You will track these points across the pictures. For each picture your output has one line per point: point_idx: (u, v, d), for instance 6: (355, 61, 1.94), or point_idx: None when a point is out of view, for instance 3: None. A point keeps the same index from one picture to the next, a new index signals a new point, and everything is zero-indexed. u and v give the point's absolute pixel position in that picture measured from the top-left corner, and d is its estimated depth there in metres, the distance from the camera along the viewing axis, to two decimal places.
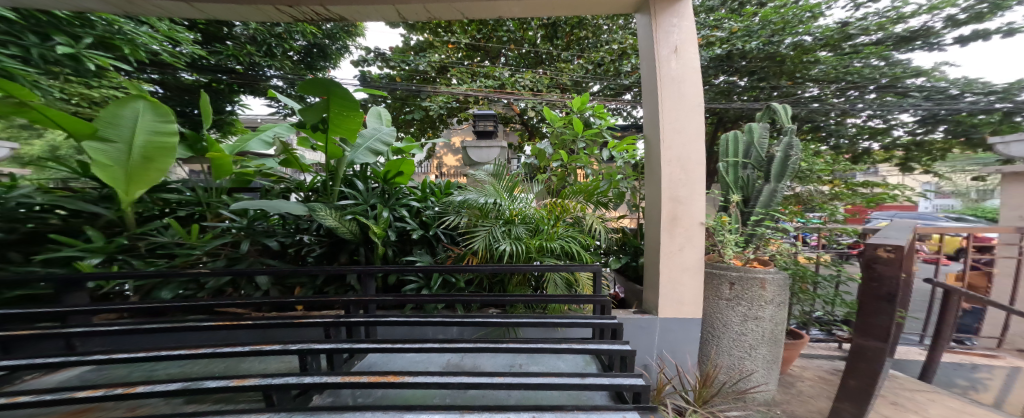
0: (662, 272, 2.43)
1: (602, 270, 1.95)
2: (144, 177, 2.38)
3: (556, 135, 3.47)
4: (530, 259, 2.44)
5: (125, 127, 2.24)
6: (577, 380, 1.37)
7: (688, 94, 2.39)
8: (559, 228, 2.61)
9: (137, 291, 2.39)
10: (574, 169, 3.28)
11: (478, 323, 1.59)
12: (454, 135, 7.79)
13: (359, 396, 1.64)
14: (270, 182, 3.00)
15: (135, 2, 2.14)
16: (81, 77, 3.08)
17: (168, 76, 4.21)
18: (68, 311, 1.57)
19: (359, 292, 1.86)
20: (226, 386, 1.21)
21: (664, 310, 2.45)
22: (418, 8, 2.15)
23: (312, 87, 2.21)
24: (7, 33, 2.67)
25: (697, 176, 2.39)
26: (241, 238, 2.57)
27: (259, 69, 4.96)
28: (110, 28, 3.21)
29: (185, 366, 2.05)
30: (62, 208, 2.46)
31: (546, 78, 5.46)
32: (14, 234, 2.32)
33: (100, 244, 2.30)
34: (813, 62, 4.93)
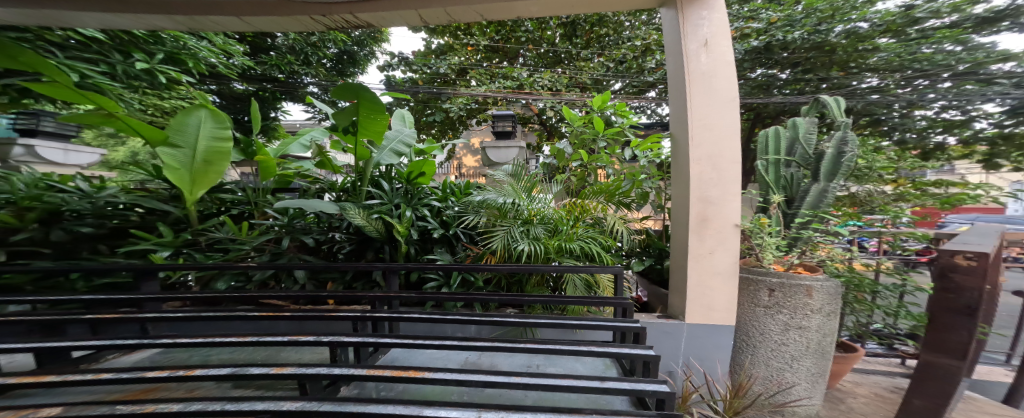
0: (690, 275, 2.33)
1: (624, 272, 1.90)
2: (205, 179, 2.60)
3: (575, 134, 3.42)
4: (549, 259, 2.44)
5: (191, 134, 2.48)
6: (596, 384, 1.34)
7: (721, 89, 2.28)
8: (579, 228, 2.59)
9: (198, 282, 2.63)
10: (594, 169, 3.21)
11: (496, 323, 1.59)
12: (474, 135, 7.82)
13: (383, 389, 1.74)
14: (307, 182, 3.19)
15: (196, 18, 2.35)
16: (156, 89, 3.51)
17: (223, 86, 4.64)
18: (142, 298, 1.76)
19: (384, 289, 1.93)
20: (268, 373, 1.30)
21: (692, 316, 2.35)
22: (439, 11, 2.20)
23: (343, 91, 2.33)
24: (98, 52, 3.03)
25: (730, 175, 2.26)
26: (282, 235, 2.75)
27: (298, 78, 5.30)
28: (177, 44, 3.48)
29: (234, 352, 2.23)
30: (140, 206, 2.77)
31: (565, 78, 5.40)
32: (103, 229, 2.64)
33: (170, 238, 2.56)
34: (871, 50, 4.49)
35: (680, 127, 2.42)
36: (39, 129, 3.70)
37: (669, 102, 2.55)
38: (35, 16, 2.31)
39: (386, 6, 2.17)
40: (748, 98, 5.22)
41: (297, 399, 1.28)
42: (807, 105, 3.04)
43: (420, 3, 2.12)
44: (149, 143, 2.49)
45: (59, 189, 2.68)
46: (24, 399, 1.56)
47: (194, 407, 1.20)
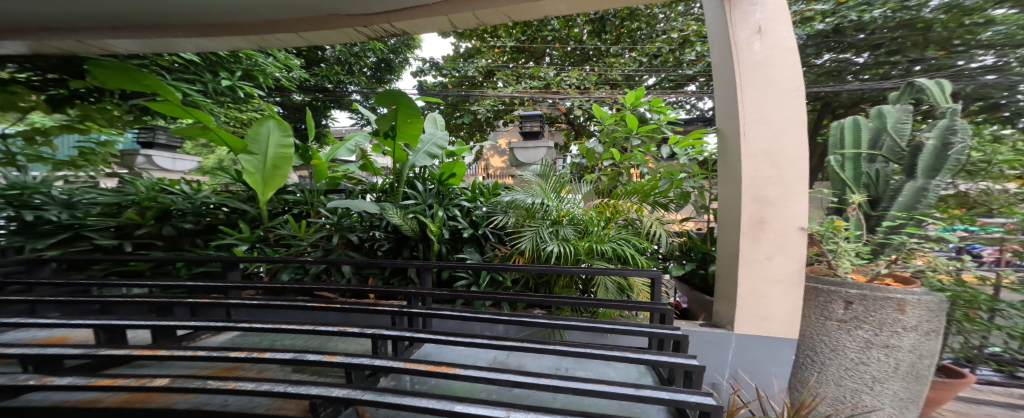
0: (742, 282, 2.15)
1: (662, 276, 1.81)
2: (273, 181, 2.88)
3: (606, 132, 3.31)
4: (579, 261, 2.41)
5: (263, 142, 2.78)
6: (632, 391, 1.29)
7: (780, 78, 2.09)
8: (610, 230, 2.53)
9: (268, 273, 2.94)
10: (628, 167, 3.10)
11: (525, 323, 1.58)
12: (501, 137, 7.85)
13: (416, 382, 1.81)
14: (352, 184, 3.42)
15: (264, 37, 2.61)
16: (236, 103, 3.97)
17: (286, 97, 5.15)
18: (226, 286, 2.00)
19: (419, 286, 2.00)
20: (320, 360, 1.41)
21: (742, 326, 2.17)
22: (468, 15, 2.24)
23: (383, 97, 2.54)
24: (194, 73, 3.51)
25: (793, 173, 2.06)
26: (332, 232, 2.96)
27: (344, 87, 5.71)
28: (250, 62, 3.87)
29: (293, 339, 2.44)
30: (226, 206, 3.14)
31: (594, 75, 5.24)
32: (199, 225, 3.05)
33: (247, 234, 2.89)
34: (984, 24, 3.62)
35: (731, 122, 2.25)
36: (153, 142, 4.77)
37: (717, 95, 2.39)
38: (149, 44, 2.70)
39: (419, 13, 2.24)
40: (814, 86, 4.48)
41: (343, 386, 1.37)
42: (899, 90, 2.71)
43: (451, 8, 2.18)
44: (229, 150, 2.81)
45: (168, 191, 3.16)
46: (141, 369, 1.84)
47: (263, 386, 1.30)
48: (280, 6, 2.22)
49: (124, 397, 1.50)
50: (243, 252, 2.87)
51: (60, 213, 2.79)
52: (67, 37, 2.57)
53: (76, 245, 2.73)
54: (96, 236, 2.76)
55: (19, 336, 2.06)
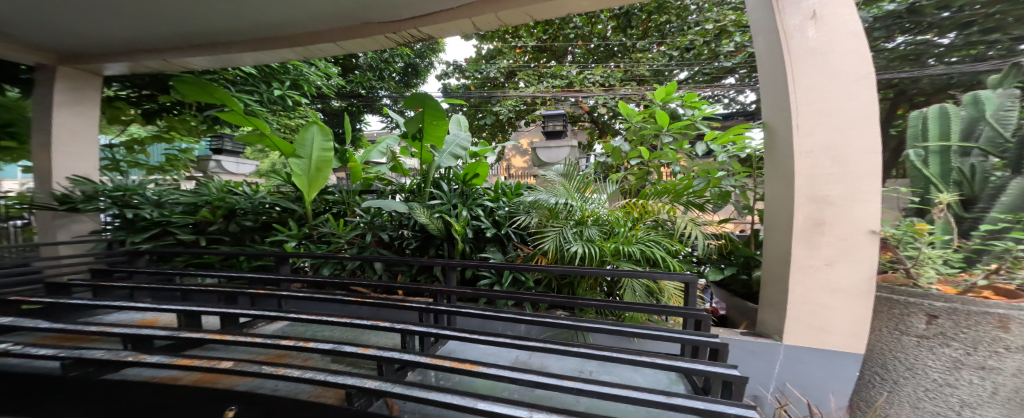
0: (796, 289, 1.97)
1: (697, 281, 1.73)
2: (317, 183, 3.05)
3: (634, 130, 3.20)
4: (604, 262, 2.37)
5: (308, 147, 2.96)
6: (662, 399, 1.23)
7: (840, 66, 1.91)
8: (638, 231, 2.46)
9: (313, 268, 3.14)
10: (657, 166, 2.98)
11: (549, 324, 1.56)
12: (522, 137, 7.82)
13: (441, 378, 1.85)
14: (382, 184, 3.56)
15: (308, 49, 2.76)
16: (284, 110, 4.28)
17: (325, 104, 5.48)
18: (277, 279, 2.15)
19: (444, 284, 2.04)
20: (355, 352, 1.48)
21: (793, 337, 2.00)
22: (490, 17, 2.25)
23: (411, 100, 2.62)
24: (252, 84, 3.83)
25: (859, 170, 1.87)
26: (366, 230, 3.09)
27: (375, 92, 5.99)
28: (296, 71, 4.14)
29: (332, 331, 2.57)
30: (278, 205, 3.36)
31: (619, 72, 5.09)
32: (256, 223, 3.32)
33: (295, 231, 3.12)
34: None
35: (779, 115, 2.10)
36: (221, 149, 5.31)
37: (762, 87, 2.23)
38: (218, 61, 2.99)
39: (444, 16, 2.30)
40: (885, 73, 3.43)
41: (375, 378, 1.42)
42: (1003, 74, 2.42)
43: (474, 10, 2.20)
44: (280, 154, 3.03)
45: (233, 192, 3.48)
46: (209, 351, 2.05)
47: (308, 373, 1.36)
48: (318, 16, 2.36)
49: (199, 377, 1.62)
50: (291, 248, 3.09)
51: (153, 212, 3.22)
52: (156, 57, 2.95)
53: (161, 239, 3.15)
54: (179, 232, 3.17)
55: (118, 317, 2.33)
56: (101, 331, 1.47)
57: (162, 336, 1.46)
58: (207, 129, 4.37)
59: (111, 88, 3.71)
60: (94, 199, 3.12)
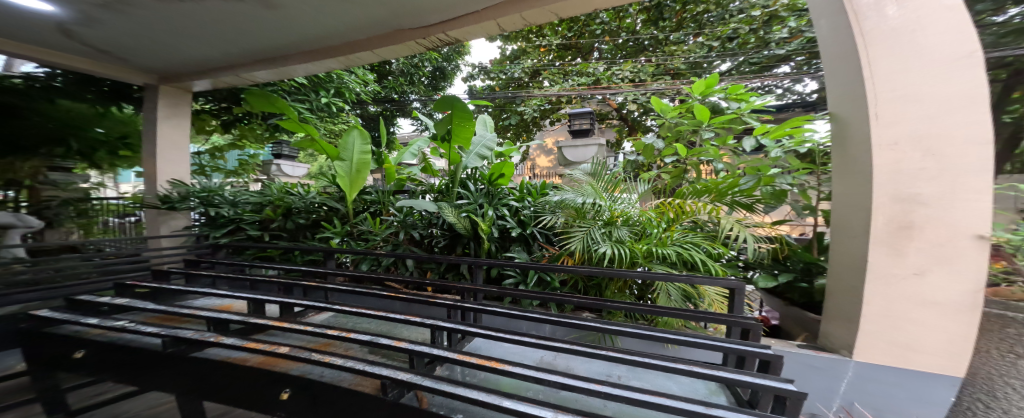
0: (871, 301, 1.72)
1: (744, 287, 1.62)
2: (355, 183, 3.20)
3: (668, 126, 3.05)
4: (635, 265, 2.31)
5: (351, 150, 3.13)
6: (701, 409, 1.15)
7: (931, 45, 1.63)
8: (673, 233, 2.38)
9: (353, 263, 3.32)
10: (696, 163, 2.87)
11: (577, 325, 1.51)
12: (547, 136, 7.75)
13: (467, 374, 1.88)
14: (414, 185, 3.68)
15: (348, 58, 2.91)
16: (328, 115, 4.55)
17: (363, 109, 5.77)
18: (322, 272, 2.29)
19: (471, 282, 2.06)
20: (389, 344, 1.53)
21: (864, 352, 1.75)
22: (515, 18, 2.25)
23: (441, 103, 2.74)
24: (302, 94, 4.13)
25: (962, 164, 1.56)
26: (399, 229, 3.21)
27: (405, 96, 6.20)
28: (338, 79, 4.39)
29: (370, 323, 2.70)
30: (325, 205, 3.58)
31: (650, 66, 4.88)
32: (307, 220, 3.59)
33: (338, 229, 3.32)
34: None
35: (851, 103, 1.83)
36: (280, 153, 5.88)
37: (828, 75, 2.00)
38: (278, 73, 3.25)
39: (471, 19, 2.32)
40: None
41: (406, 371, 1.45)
42: None
43: (499, 12, 2.22)
44: (326, 157, 3.25)
45: (289, 192, 3.80)
46: None
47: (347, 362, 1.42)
48: (355, 26, 2.47)
49: (263, 359, 1.70)
50: (337, 245, 3.27)
51: (229, 210, 3.65)
52: (231, 73, 3.28)
53: (234, 234, 3.55)
54: (248, 228, 3.56)
55: (206, 301, 2.58)
56: (191, 313, 1.64)
57: (237, 320, 1.58)
58: (267, 137, 4.77)
59: (200, 104, 4.20)
60: (187, 199, 3.63)
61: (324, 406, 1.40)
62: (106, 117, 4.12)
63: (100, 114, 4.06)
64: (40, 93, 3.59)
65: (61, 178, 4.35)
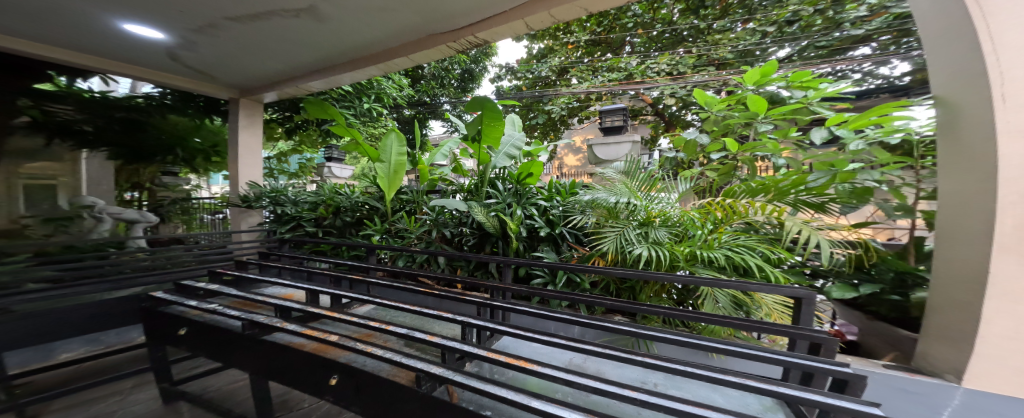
0: (989, 320, 1.54)
1: (816, 298, 1.35)
2: (393, 182, 3.28)
3: (714, 120, 2.95)
4: (676, 268, 2.26)
5: (390, 153, 3.25)
6: None
7: None
8: (722, 234, 2.30)
9: (391, 259, 3.44)
10: (750, 159, 2.79)
11: (607, 328, 1.44)
12: (576, 134, 7.63)
13: (496, 372, 1.88)
14: (444, 185, 3.76)
15: (386, 64, 2.99)
16: (369, 119, 4.74)
17: (398, 112, 5.96)
18: (363, 267, 2.38)
19: (500, 281, 2.06)
20: (422, 338, 1.55)
21: (980, 379, 1.58)
22: (543, 15, 2.22)
23: (472, 104, 2.78)
24: (349, 101, 4.35)
25: None
26: (432, 227, 3.26)
27: (436, 98, 6.33)
28: (376, 85, 4.56)
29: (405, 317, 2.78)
30: (367, 204, 3.76)
31: (690, 58, 4.58)
32: (352, 218, 3.79)
33: (379, 227, 3.47)
34: None
35: (963, 86, 1.64)
36: (329, 157, 6.27)
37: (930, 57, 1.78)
38: (329, 82, 3.42)
39: (499, 19, 2.32)
40: None
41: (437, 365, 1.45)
42: None
43: (526, 10, 2.20)
44: (368, 160, 3.40)
45: (338, 193, 4.05)
46: None
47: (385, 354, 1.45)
48: (391, 33, 2.56)
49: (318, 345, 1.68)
50: (377, 242, 3.43)
51: (290, 208, 3.97)
52: (289, 84, 3.51)
53: (296, 230, 3.95)
54: (306, 225, 3.86)
55: (274, 289, 2.65)
56: (263, 300, 1.76)
57: (297, 308, 1.68)
58: (321, 142, 5.10)
59: (270, 115, 4.57)
60: (260, 199, 3.95)
61: (364, 394, 1.45)
62: (201, 128, 4.53)
63: (197, 126, 4.48)
64: (156, 109, 4.14)
65: (170, 181, 4.65)
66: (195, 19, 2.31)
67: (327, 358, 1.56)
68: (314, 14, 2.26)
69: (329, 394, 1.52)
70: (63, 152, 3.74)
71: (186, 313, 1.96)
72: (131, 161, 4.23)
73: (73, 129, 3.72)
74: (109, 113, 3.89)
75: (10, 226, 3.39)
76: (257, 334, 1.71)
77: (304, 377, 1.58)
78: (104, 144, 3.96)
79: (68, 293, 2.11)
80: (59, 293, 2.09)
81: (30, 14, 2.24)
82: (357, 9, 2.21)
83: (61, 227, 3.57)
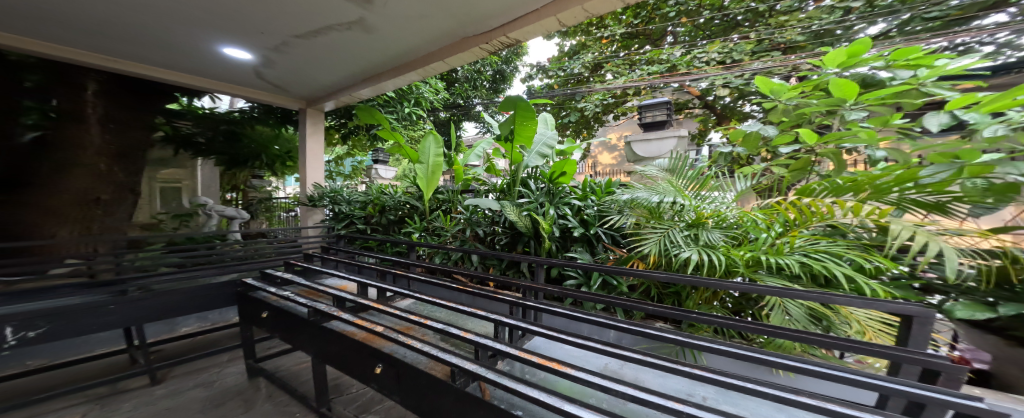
0: None
1: (933, 318, 1.09)
2: (429, 182, 3.36)
3: (782, 110, 2.59)
4: (733, 274, 2.16)
5: (428, 153, 3.33)
6: None
7: None
8: (796, 240, 2.08)
9: (429, 255, 3.56)
10: (835, 151, 2.29)
11: (647, 335, 1.36)
12: (611, 131, 7.43)
13: (528, 372, 1.87)
14: (477, 185, 3.79)
15: (424, 68, 3.03)
16: (409, 122, 4.89)
17: (434, 114, 6.14)
18: (404, 263, 2.45)
19: (532, 280, 2.05)
20: (456, 335, 1.57)
21: None
22: (577, 10, 2.17)
23: (503, 103, 2.76)
24: (395, 106, 4.53)
25: None
26: (466, 226, 3.30)
27: (469, 100, 6.47)
28: (416, 89, 4.71)
29: (441, 312, 2.84)
30: (408, 203, 3.93)
31: (747, 44, 4.23)
32: (395, 216, 3.98)
33: (418, 225, 3.61)
34: None
35: None
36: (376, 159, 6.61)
37: None
38: (376, 89, 3.54)
39: (530, 18, 2.30)
40: None
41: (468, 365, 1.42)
42: None
43: (560, 7, 2.16)
44: (408, 161, 3.53)
45: (385, 193, 4.25)
46: None
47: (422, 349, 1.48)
48: (430, 38, 2.62)
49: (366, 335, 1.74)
50: (416, 239, 3.56)
51: (344, 207, 4.23)
52: (342, 93, 3.68)
53: (349, 227, 4.22)
54: (358, 223, 4.10)
55: (333, 280, 2.83)
56: (322, 289, 1.87)
57: (350, 299, 1.77)
58: (370, 145, 5.43)
59: (329, 123, 4.78)
60: (321, 199, 4.14)
61: (404, 385, 1.50)
62: (279, 136, 4.75)
63: (275, 135, 4.72)
64: (246, 121, 4.47)
65: (257, 183, 5.29)
66: (273, 38, 2.54)
67: (373, 347, 1.63)
68: (362, 25, 2.36)
69: (374, 382, 1.58)
70: (185, 160, 4.43)
71: (268, 298, 2.13)
72: (228, 167, 4.76)
73: (190, 141, 4.27)
74: (214, 126, 4.39)
75: (150, 220, 4.17)
76: (319, 320, 1.82)
77: (353, 364, 1.67)
78: (213, 153, 4.53)
79: (189, 277, 2.41)
80: (183, 277, 2.41)
81: (146, 44, 2.60)
82: (401, 17, 2.28)
83: (184, 221, 4.43)
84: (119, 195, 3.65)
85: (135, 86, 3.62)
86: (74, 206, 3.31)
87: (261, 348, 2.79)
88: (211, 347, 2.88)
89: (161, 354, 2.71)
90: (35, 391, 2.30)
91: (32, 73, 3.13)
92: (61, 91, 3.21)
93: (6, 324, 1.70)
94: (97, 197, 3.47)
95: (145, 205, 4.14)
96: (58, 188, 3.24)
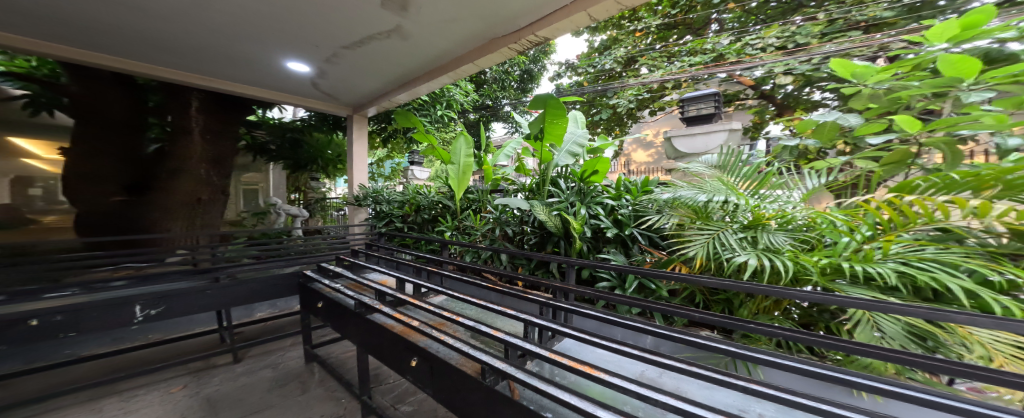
0: None
1: None
2: (460, 181, 3.41)
3: (870, 96, 2.36)
4: (804, 284, 1.98)
5: (460, 154, 3.37)
6: None
7: None
8: (889, 246, 1.85)
9: (460, 252, 3.64)
10: (948, 140, 2.04)
11: (688, 341, 1.29)
12: (646, 128, 7.15)
13: (557, 374, 1.84)
14: (506, 184, 3.79)
15: (454, 70, 3.07)
16: (441, 123, 5.00)
17: (464, 116, 6.23)
18: (437, 261, 2.49)
19: (562, 281, 2.02)
20: (486, 333, 1.58)
21: None
22: (608, 4, 2.11)
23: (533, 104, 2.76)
24: (429, 108, 4.66)
25: None
26: (495, 225, 3.33)
27: (497, 100, 6.52)
28: (450, 90, 4.80)
29: (472, 310, 2.88)
30: (440, 202, 4.02)
31: (814, 25, 3.79)
32: (429, 214, 4.07)
33: (450, 224, 3.67)
34: None
35: None
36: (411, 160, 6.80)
37: None
38: (412, 93, 3.64)
39: (558, 15, 2.27)
40: None
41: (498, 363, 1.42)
42: None
43: (589, 2, 2.11)
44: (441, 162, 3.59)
45: (420, 192, 4.39)
46: None
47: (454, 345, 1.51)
48: (460, 41, 2.64)
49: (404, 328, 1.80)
50: (448, 238, 3.65)
51: (384, 207, 4.39)
52: (383, 99, 3.82)
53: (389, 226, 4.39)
54: (397, 222, 4.25)
55: (376, 275, 2.95)
56: (363, 282, 1.95)
57: (390, 293, 1.83)
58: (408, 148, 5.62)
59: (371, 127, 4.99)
60: (365, 200, 4.32)
61: (437, 380, 1.52)
62: (332, 142, 5.08)
63: (330, 140, 5.07)
64: (306, 128, 4.80)
65: (316, 184, 5.52)
66: (324, 51, 2.69)
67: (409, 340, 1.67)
68: (399, 33, 2.42)
69: (409, 375, 1.63)
70: (262, 166, 4.92)
71: (322, 289, 2.25)
72: (293, 170, 5.09)
73: (264, 148, 4.70)
74: (281, 134, 4.75)
75: (237, 217, 4.70)
76: (364, 312, 1.90)
77: (391, 355, 1.72)
78: (281, 158, 4.86)
79: (264, 268, 2.63)
80: (260, 268, 2.65)
81: (217, 61, 2.85)
82: (433, 23, 2.33)
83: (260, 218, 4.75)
84: (216, 196, 3.97)
85: (228, 102, 3.93)
86: (182, 206, 3.72)
87: (317, 335, 2.98)
88: (275, 332, 3.11)
89: (239, 336, 2.99)
90: (140, 363, 2.62)
91: (154, 94, 3.77)
92: (176, 109, 3.64)
93: (135, 303, 1.99)
94: (199, 198, 3.81)
95: (232, 204, 4.64)
96: (169, 191, 3.70)
